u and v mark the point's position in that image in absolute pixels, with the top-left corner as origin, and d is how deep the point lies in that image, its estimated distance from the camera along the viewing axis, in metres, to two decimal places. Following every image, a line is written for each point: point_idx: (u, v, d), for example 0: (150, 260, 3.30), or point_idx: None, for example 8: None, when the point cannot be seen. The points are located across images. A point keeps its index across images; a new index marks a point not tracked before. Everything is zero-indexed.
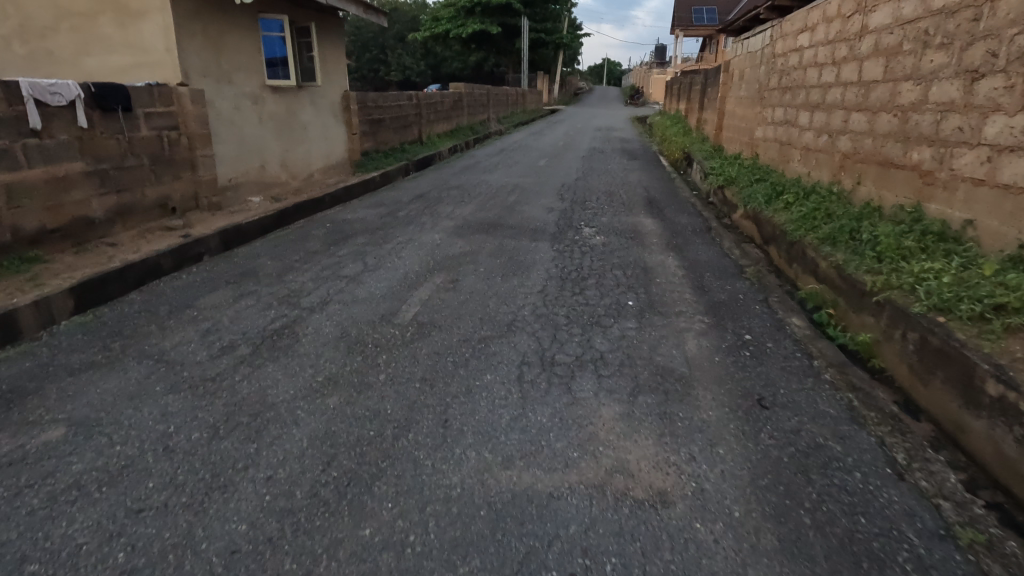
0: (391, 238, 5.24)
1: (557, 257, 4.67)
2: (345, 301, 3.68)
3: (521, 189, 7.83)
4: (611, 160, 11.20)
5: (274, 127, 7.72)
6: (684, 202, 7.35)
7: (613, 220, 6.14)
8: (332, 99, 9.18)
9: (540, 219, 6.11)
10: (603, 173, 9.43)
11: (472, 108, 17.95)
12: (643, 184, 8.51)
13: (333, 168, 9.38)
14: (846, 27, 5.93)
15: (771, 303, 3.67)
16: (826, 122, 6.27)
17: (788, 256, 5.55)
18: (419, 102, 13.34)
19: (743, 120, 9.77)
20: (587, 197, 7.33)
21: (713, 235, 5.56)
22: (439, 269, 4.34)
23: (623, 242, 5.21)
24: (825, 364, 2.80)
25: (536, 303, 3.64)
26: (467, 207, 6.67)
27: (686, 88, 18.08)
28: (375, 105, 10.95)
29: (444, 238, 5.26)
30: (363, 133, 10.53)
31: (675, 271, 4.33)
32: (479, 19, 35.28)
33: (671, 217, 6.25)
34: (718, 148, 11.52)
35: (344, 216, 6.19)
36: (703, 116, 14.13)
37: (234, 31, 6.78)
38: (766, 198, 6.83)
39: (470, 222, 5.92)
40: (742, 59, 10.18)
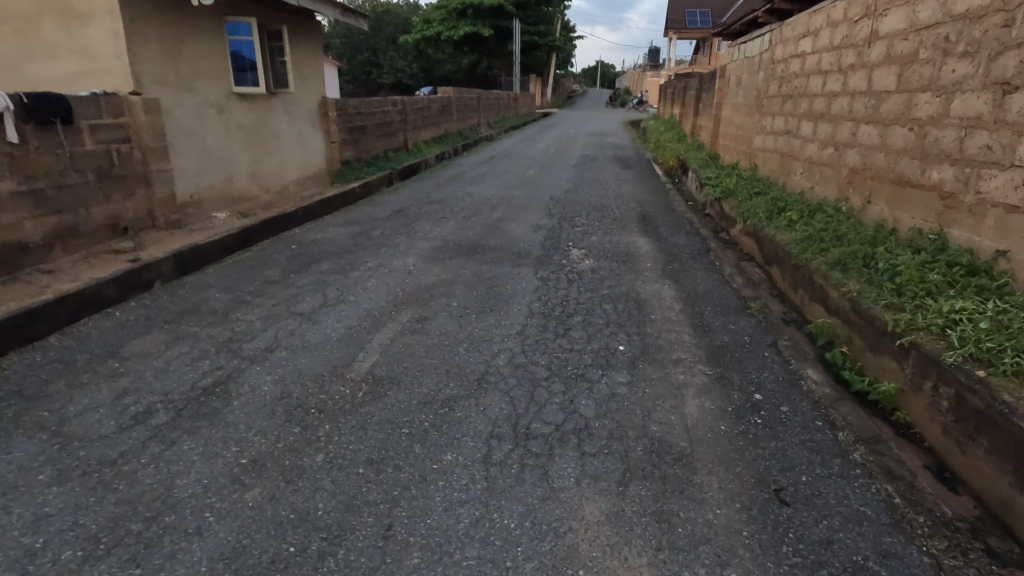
0: (360, 264, 4.76)
1: (541, 287, 4.22)
2: (295, 348, 3.20)
3: (507, 203, 7.37)
4: (604, 169, 10.75)
5: (243, 137, 7.24)
6: (680, 217, 6.91)
7: (603, 240, 5.69)
8: (308, 106, 8.70)
9: (526, 238, 5.65)
10: (593, 184, 8.99)
11: (461, 113, 17.50)
12: (636, 196, 8.08)
13: (309, 178, 8.90)
14: (854, 33, 5.51)
15: (781, 347, 3.22)
16: (832, 133, 5.85)
17: (793, 281, 5.11)
18: (404, 108, 12.87)
19: (741, 129, 9.35)
20: (576, 212, 6.87)
21: (712, 258, 5.12)
22: (408, 304, 3.88)
23: (614, 267, 4.76)
24: (852, 439, 2.36)
25: (514, 348, 3.18)
26: (447, 225, 6.21)
27: (681, 92, 17.67)
28: (356, 111, 10.47)
29: (419, 263, 4.79)
30: (343, 141, 10.04)
31: (671, 305, 3.88)
32: (471, 21, 34.87)
33: (666, 237, 5.81)
34: (714, 156, 11.10)
35: (312, 237, 5.71)
36: (699, 122, 13.72)
37: (194, 34, 6.29)
38: (768, 215, 6.40)
39: (448, 243, 5.45)
40: (739, 64, 9.77)
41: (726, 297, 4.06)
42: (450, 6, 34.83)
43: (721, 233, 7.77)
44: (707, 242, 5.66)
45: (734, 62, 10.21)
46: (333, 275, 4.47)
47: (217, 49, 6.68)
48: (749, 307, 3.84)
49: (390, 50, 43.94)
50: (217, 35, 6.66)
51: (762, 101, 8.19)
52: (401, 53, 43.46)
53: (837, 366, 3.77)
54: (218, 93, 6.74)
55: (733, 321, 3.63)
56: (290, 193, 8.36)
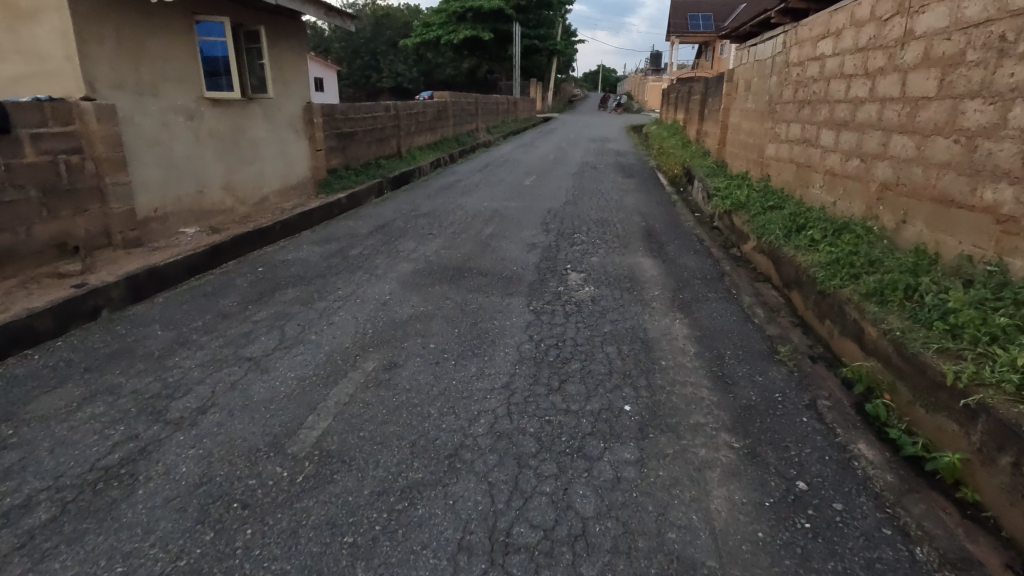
0: (331, 292, 4.22)
1: (534, 322, 3.67)
2: (232, 408, 2.65)
3: (501, 217, 6.84)
4: (605, 178, 10.21)
5: (216, 145, 6.71)
6: (689, 234, 6.35)
7: (605, 261, 5.13)
8: (290, 112, 8.19)
9: (520, 260, 5.10)
10: (594, 195, 8.44)
11: (458, 118, 17.00)
12: (639, 209, 7.53)
13: (292, 189, 8.37)
14: (884, 32, 4.97)
15: (821, 409, 2.67)
16: (858, 144, 5.30)
17: (819, 311, 4.55)
18: (397, 113, 12.35)
19: (751, 136, 8.81)
20: (576, 228, 6.32)
21: (728, 284, 4.56)
22: (378, 344, 3.33)
23: (617, 296, 4.21)
24: (934, 559, 1.81)
25: (498, 409, 2.63)
26: (434, 243, 5.67)
27: (685, 97, 17.14)
28: (344, 117, 9.94)
29: (397, 291, 4.25)
30: (330, 148, 9.51)
31: (685, 347, 3.33)
32: (471, 25, 34.46)
33: (675, 257, 5.25)
34: (722, 165, 10.56)
35: (283, 258, 5.18)
36: (704, 128, 13.19)
37: (159, 34, 5.78)
38: (786, 232, 5.84)
39: (433, 266, 4.91)
40: (749, 67, 9.23)
41: (747, 336, 3.51)
42: (449, 9, 34.41)
43: (732, 250, 7.22)
44: (720, 263, 5.11)
45: (744, 65, 9.68)
46: (298, 306, 3.92)
47: (186, 50, 6.17)
48: (776, 351, 3.29)
49: (389, 54, 43.57)
50: (186, 35, 6.15)
51: (775, 106, 7.65)
52: (401, 57, 43.09)
53: (879, 421, 3.21)
54: (187, 98, 6.22)
55: (759, 369, 3.07)
56: (270, 205, 7.83)
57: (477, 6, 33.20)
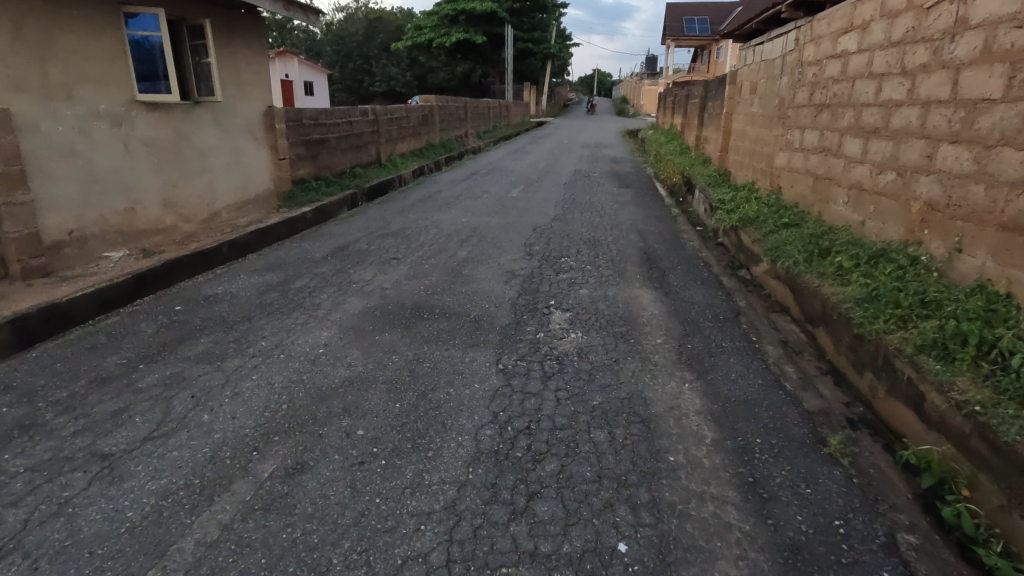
0: (253, 343, 3.38)
1: (502, 388, 2.84)
2: (40, 556, 1.80)
3: (479, 237, 6.02)
4: (599, 189, 9.41)
5: (153, 156, 5.86)
6: (693, 256, 5.53)
7: (596, 295, 4.31)
8: (246, 117, 7.36)
9: (495, 293, 4.27)
10: (586, 209, 7.62)
11: (445, 123, 16.20)
12: (636, 225, 6.71)
13: (249, 203, 7.53)
14: (925, 23, 4.18)
15: (904, 551, 1.85)
16: (894, 155, 4.50)
17: (857, 360, 3.73)
18: (376, 117, 11.52)
19: (758, 143, 8.03)
20: (564, 251, 5.50)
21: (745, 325, 3.74)
22: (288, 429, 2.49)
23: (609, 346, 3.38)
24: None
25: (433, 555, 1.80)
26: (397, 271, 4.83)
27: (682, 101, 16.40)
28: (314, 122, 9.13)
29: (336, 340, 3.42)
30: (297, 156, 8.67)
31: (699, 431, 2.50)
32: (463, 28, 33.75)
33: (680, 289, 4.42)
34: (724, 174, 9.78)
35: (213, 292, 4.34)
36: (704, 134, 12.41)
37: (74, 27, 4.95)
38: (805, 256, 5.03)
39: (390, 302, 4.07)
40: (755, 68, 8.46)
41: (780, 412, 2.69)
42: (441, 12, 33.70)
43: (740, 272, 6.41)
44: (733, 297, 4.28)
45: (748, 66, 8.90)
46: (204, 366, 3.08)
47: (112, 46, 5.33)
48: (821, 436, 2.47)
49: (381, 58, 42.84)
50: (111, 29, 5.31)
51: (787, 110, 6.87)
52: (393, 61, 42.34)
53: (962, 532, 2.37)
54: (114, 102, 5.38)
55: (803, 470, 2.25)
56: (222, 221, 6.97)
57: (469, 8, 32.47)
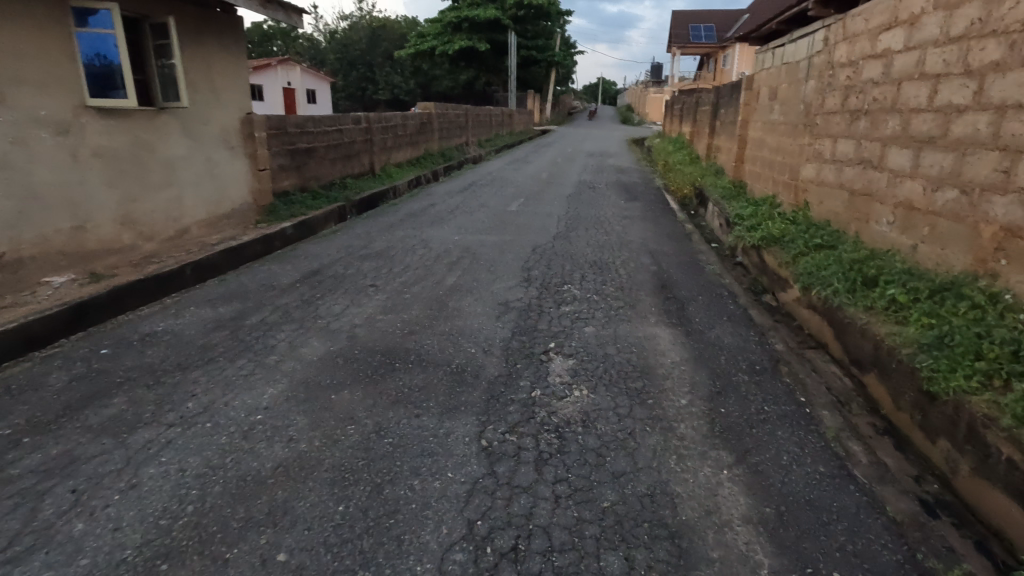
0: (179, 403, 2.72)
1: (483, 479, 2.17)
2: None
3: (471, 259, 5.36)
4: (605, 202, 8.75)
5: (108, 168, 5.25)
6: (714, 281, 4.85)
7: (605, 335, 3.64)
8: (220, 125, 6.76)
9: (484, 333, 3.60)
10: (592, 225, 6.95)
11: (444, 131, 15.62)
12: (648, 245, 6.05)
13: (223, 218, 6.91)
14: (997, 13, 3.52)
15: None
16: (955, 169, 3.82)
17: (925, 422, 3.04)
18: (370, 125, 10.93)
19: (780, 153, 7.37)
20: (567, 277, 4.83)
21: (787, 378, 3.06)
22: (187, 550, 1.82)
23: (622, 411, 2.70)
24: None
25: None
26: (373, 302, 4.18)
27: (691, 108, 15.76)
28: (300, 129, 8.53)
29: (283, 400, 2.75)
30: (279, 167, 8.06)
31: (750, 557, 1.83)
32: (466, 36, 33.34)
33: (703, 328, 3.74)
34: (740, 187, 9.12)
35: (151, 329, 3.68)
36: (716, 143, 11.76)
37: (7, 21, 4.36)
38: (846, 285, 4.35)
39: (359, 345, 3.42)
40: (775, 72, 7.81)
41: (854, 522, 2.01)
42: (444, 20, 33.30)
43: (765, 299, 5.72)
44: (767, 339, 3.60)
45: (767, 70, 8.26)
46: (106, 439, 2.42)
47: (59, 45, 4.74)
48: (920, 568, 1.79)
49: (384, 66, 42.51)
50: (58, 26, 4.73)
51: (814, 117, 6.20)
52: (396, 69, 42.01)
53: None
54: (60, 108, 4.78)
55: None
56: (190, 238, 6.35)
57: (473, 15, 32.04)
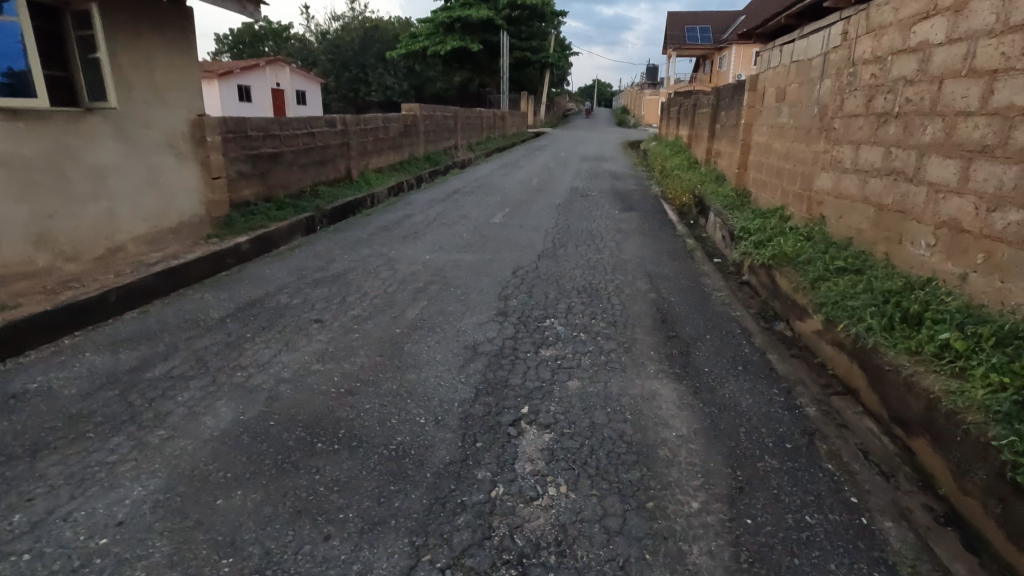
0: (3, 514, 1.99)
1: None
2: None
3: (441, 285, 4.63)
4: (599, 212, 8.03)
5: (16, 178, 4.50)
6: (723, 312, 4.13)
7: (592, 393, 2.91)
8: (164, 128, 6.01)
9: (441, 391, 2.87)
10: (582, 240, 6.24)
11: (430, 133, 14.89)
12: (644, 264, 5.33)
13: (168, 233, 6.16)
14: None
15: None
16: (1020, 187, 3.13)
17: (1007, 521, 2.33)
18: (346, 128, 10.19)
19: (790, 160, 6.68)
20: (551, 309, 4.11)
21: (827, 464, 2.35)
22: None
23: (612, 523, 1.99)
24: None
25: None
26: (313, 345, 3.44)
27: (689, 110, 15.07)
28: (263, 133, 7.79)
29: (149, 509, 2.02)
30: (239, 175, 7.32)
31: None
32: (458, 36, 32.63)
33: (714, 382, 3.02)
34: (743, 196, 8.45)
35: (23, 386, 2.93)
36: (716, 147, 11.09)
37: None
38: (881, 321, 3.64)
39: (279, 411, 2.68)
40: (783, 71, 7.13)
41: None
42: (436, 19, 32.58)
43: (778, 328, 5.01)
44: (794, 398, 2.89)
45: (774, 68, 7.57)
46: None
47: None
48: None
49: (376, 67, 41.75)
50: None
51: (831, 120, 5.52)
52: (388, 70, 41.25)
53: None
54: None
55: None
56: (127, 257, 5.59)
57: (466, 14, 31.34)
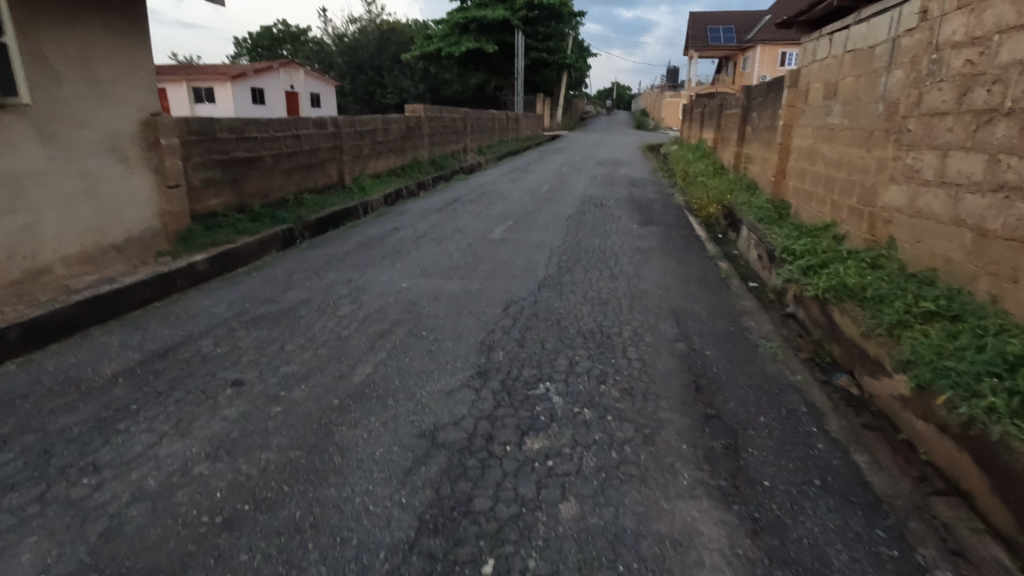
0: None
1: None
2: None
3: (412, 327, 3.67)
4: (615, 226, 7.00)
5: None
6: (777, 374, 3.10)
7: (597, 531, 1.91)
8: (105, 128, 5.14)
9: (366, 525, 1.89)
10: (594, 263, 5.24)
11: (436, 136, 14.00)
12: (669, 296, 4.30)
13: (110, 250, 5.27)
14: None
15: None
16: None
17: None
18: (338, 130, 9.32)
19: (843, 168, 5.62)
20: (547, 367, 3.11)
21: None
22: None
23: None
24: None
25: None
26: (212, 427, 2.49)
27: (714, 112, 13.98)
28: (237, 136, 6.94)
29: None
30: (205, 183, 6.46)
31: None
32: (474, 37, 31.81)
33: (781, 514, 2.01)
34: (782, 209, 7.38)
35: None
36: (747, 151, 9.99)
37: None
38: (1011, 402, 2.58)
39: (106, 567, 1.72)
40: (835, 62, 6.07)
41: None
42: (451, 20, 31.78)
43: (840, 383, 3.95)
44: (911, 550, 1.87)
45: (822, 60, 6.51)
46: None
47: None
48: None
49: (391, 69, 41.16)
50: None
51: (906, 119, 4.45)
52: (403, 72, 40.62)
53: None
54: None
55: None
56: (51, 280, 4.71)
57: (480, 15, 30.47)
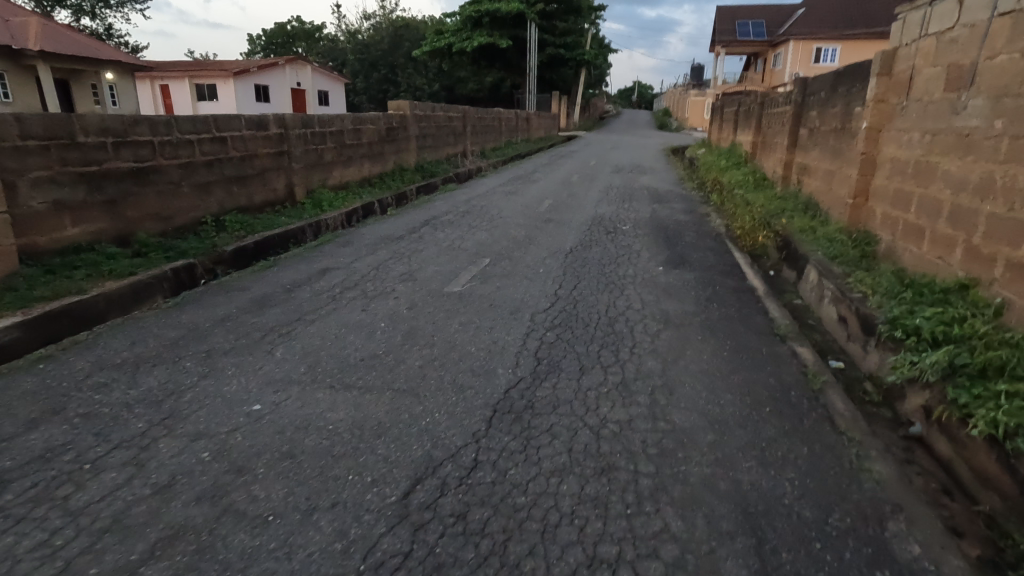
0: None
1: None
2: None
3: (186, 560, 1.72)
4: (633, 270, 5.00)
5: None
6: None
7: None
8: None
9: None
10: (595, 349, 3.26)
11: (427, 137, 12.11)
12: (729, 455, 2.28)
13: None
14: None
15: None
16: None
17: None
18: (284, 131, 7.43)
19: (997, 199, 3.53)
20: None
21: None
22: None
23: None
24: None
25: None
26: None
27: (752, 110, 11.85)
28: (115, 140, 5.09)
29: None
30: (56, 205, 4.61)
31: None
32: (488, 31, 29.95)
33: None
34: (865, 243, 5.31)
35: None
36: (801, 159, 7.89)
37: None
38: None
39: None
40: (973, 32, 3.97)
41: None
42: (464, 14, 29.97)
43: None
44: None
45: (942, 33, 4.41)
46: None
47: None
48: None
49: (405, 66, 39.53)
50: None
51: None
52: (416, 69, 38.93)
53: None
54: None
55: None
56: None
57: (494, 9, 28.55)
